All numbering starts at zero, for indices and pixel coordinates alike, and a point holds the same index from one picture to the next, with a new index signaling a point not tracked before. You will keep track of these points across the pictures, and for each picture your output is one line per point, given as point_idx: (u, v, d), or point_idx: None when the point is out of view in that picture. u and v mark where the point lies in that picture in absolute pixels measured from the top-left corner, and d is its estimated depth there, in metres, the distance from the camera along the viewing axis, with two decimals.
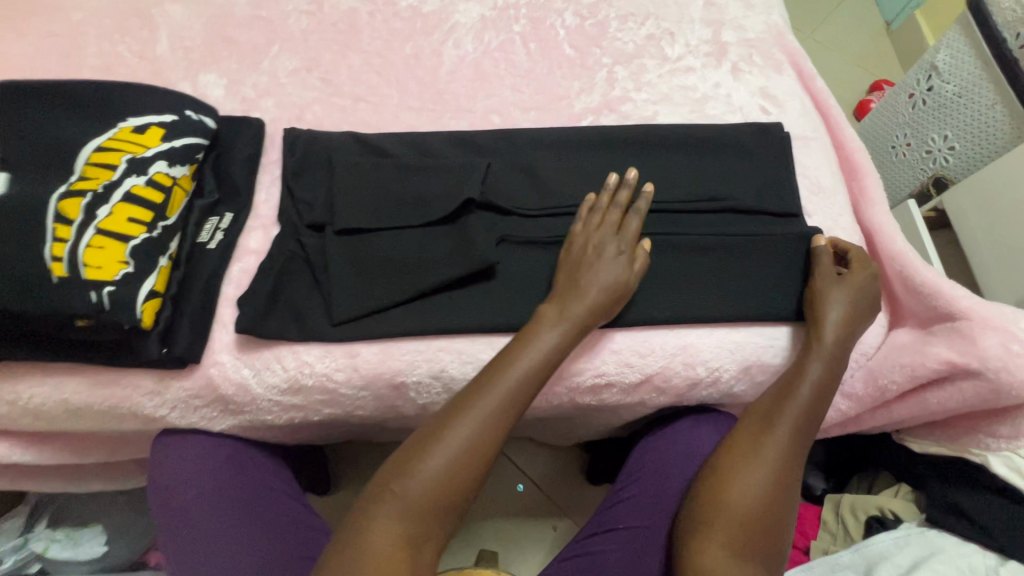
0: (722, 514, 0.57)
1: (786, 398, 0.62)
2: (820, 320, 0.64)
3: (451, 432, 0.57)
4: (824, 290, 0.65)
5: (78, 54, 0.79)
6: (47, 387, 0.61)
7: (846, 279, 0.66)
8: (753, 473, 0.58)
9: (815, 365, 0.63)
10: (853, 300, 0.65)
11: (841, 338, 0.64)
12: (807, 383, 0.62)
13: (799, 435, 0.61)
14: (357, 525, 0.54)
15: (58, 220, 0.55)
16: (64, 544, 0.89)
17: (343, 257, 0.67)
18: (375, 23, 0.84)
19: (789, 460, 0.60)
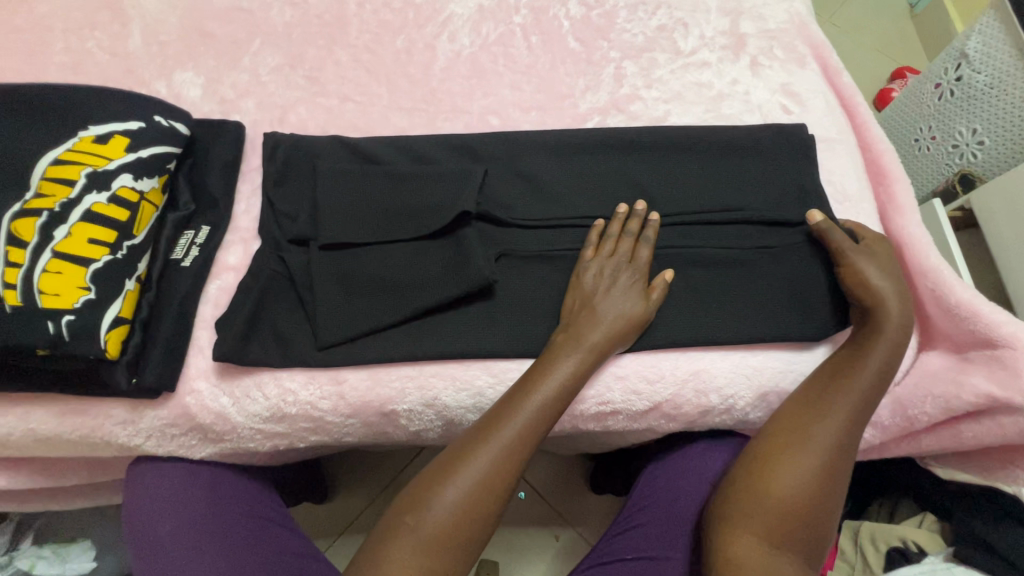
0: (761, 506, 0.54)
1: (840, 381, 0.58)
2: (880, 299, 0.60)
3: (499, 431, 0.55)
4: (864, 271, 0.61)
5: (45, 51, 0.74)
6: (11, 417, 0.57)
7: (872, 252, 0.63)
8: (800, 462, 0.55)
9: (880, 346, 0.59)
10: (892, 270, 0.62)
11: (903, 313, 0.61)
12: (868, 365, 0.59)
13: (856, 419, 0.57)
14: (369, 561, 0.51)
15: (10, 243, 0.51)
16: (51, 561, 0.83)
17: (329, 275, 0.62)
18: (363, 15, 0.78)
19: (843, 448, 0.56)
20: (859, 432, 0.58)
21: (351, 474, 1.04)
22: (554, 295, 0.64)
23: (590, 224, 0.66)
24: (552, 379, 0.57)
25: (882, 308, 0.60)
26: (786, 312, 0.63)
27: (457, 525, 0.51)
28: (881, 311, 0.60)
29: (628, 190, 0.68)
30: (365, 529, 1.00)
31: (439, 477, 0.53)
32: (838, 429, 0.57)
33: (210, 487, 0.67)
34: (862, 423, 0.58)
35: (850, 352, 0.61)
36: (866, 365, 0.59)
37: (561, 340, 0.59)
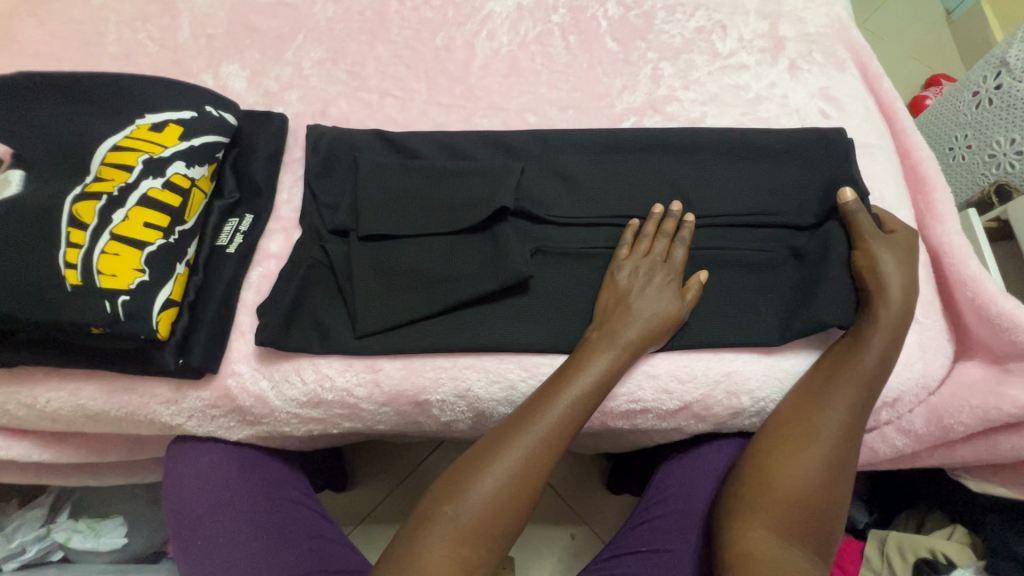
0: (769, 498, 0.55)
1: (845, 377, 0.58)
2: (884, 287, 0.60)
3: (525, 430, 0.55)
4: (875, 256, 0.62)
5: (100, 41, 0.76)
6: (62, 392, 0.60)
7: (892, 239, 0.63)
8: (803, 455, 0.56)
9: (880, 333, 0.59)
10: (905, 259, 0.62)
11: (905, 302, 0.61)
12: (867, 357, 0.58)
13: (859, 412, 0.58)
14: (404, 551, 0.52)
15: (72, 224, 0.53)
16: (86, 535, 0.88)
17: (368, 266, 0.63)
18: (404, 11, 0.79)
19: (848, 440, 0.57)
20: (862, 422, 0.58)
21: (372, 463, 1.06)
22: (588, 294, 0.65)
23: (624, 224, 0.67)
24: (585, 377, 0.57)
25: (885, 298, 0.60)
26: (834, 313, 0.61)
27: (489, 515, 0.52)
28: (885, 300, 0.60)
29: (664, 191, 0.68)
30: (384, 518, 1.02)
31: (468, 473, 0.54)
32: (842, 422, 0.57)
33: (244, 470, 0.69)
34: (865, 414, 0.58)
35: (849, 343, 0.60)
36: (867, 357, 0.58)
37: (598, 334, 0.60)
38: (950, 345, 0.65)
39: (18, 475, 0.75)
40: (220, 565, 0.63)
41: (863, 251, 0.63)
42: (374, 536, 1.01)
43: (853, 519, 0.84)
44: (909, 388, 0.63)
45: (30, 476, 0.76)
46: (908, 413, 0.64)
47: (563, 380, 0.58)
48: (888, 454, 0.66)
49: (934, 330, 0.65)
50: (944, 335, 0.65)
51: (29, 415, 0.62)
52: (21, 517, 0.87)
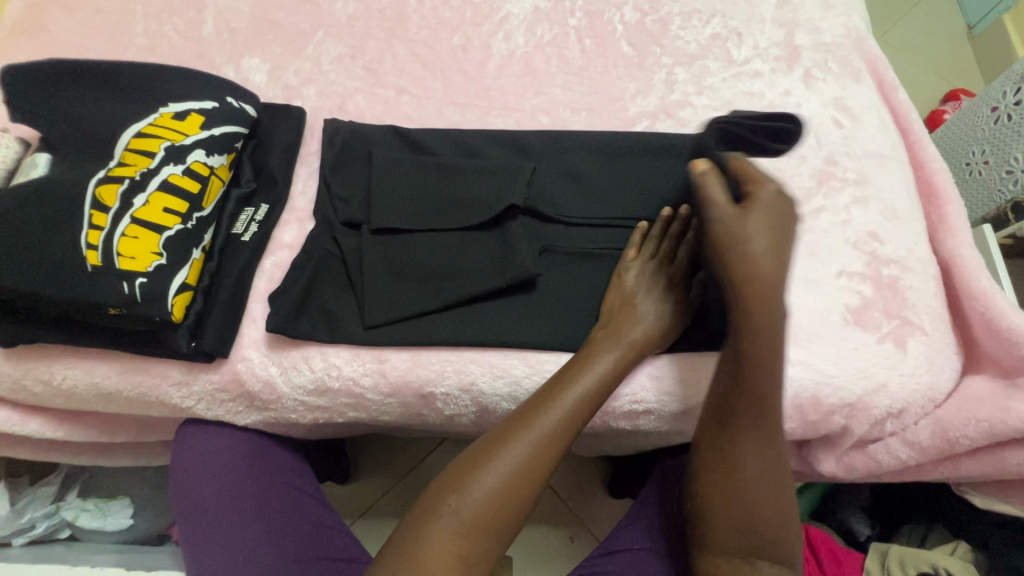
0: (724, 521, 0.54)
1: (744, 410, 0.54)
2: (750, 270, 0.54)
3: (520, 439, 0.55)
4: (732, 234, 0.56)
5: (127, 32, 0.79)
6: (78, 369, 0.61)
7: (750, 210, 0.57)
8: (734, 485, 0.54)
9: (750, 334, 0.53)
10: (769, 231, 0.56)
11: (763, 291, 0.54)
12: (755, 383, 0.53)
13: (768, 425, 0.54)
14: (407, 540, 0.52)
15: (95, 207, 0.55)
16: (93, 514, 0.90)
17: (379, 259, 0.64)
18: (423, 11, 0.81)
19: (772, 460, 0.54)
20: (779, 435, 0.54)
21: (373, 457, 1.07)
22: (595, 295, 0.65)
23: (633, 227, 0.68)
24: (583, 382, 0.58)
25: (749, 286, 0.54)
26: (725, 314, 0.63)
27: (490, 513, 0.53)
28: (744, 296, 0.54)
29: (674, 194, 0.68)
30: (383, 512, 1.03)
31: (472, 470, 0.54)
32: (759, 448, 0.54)
33: (250, 455, 0.70)
34: (778, 427, 0.54)
35: (730, 362, 0.55)
36: (755, 383, 0.53)
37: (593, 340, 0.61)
38: (959, 359, 0.65)
39: (30, 453, 0.77)
40: (225, 547, 0.64)
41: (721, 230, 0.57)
42: (373, 529, 1.02)
43: (854, 531, 0.81)
44: (916, 401, 0.62)
45: (42, 453, 0.77)
46: (913, 424, 0.63)
47: (556, 387, 0.58)
48: (890, 465, 0.66)
49: (943, 343, 0.64)
50: (953, 348, 0.65)
51: (45, 392, 0.63)
52: (32, 495, 0.88)
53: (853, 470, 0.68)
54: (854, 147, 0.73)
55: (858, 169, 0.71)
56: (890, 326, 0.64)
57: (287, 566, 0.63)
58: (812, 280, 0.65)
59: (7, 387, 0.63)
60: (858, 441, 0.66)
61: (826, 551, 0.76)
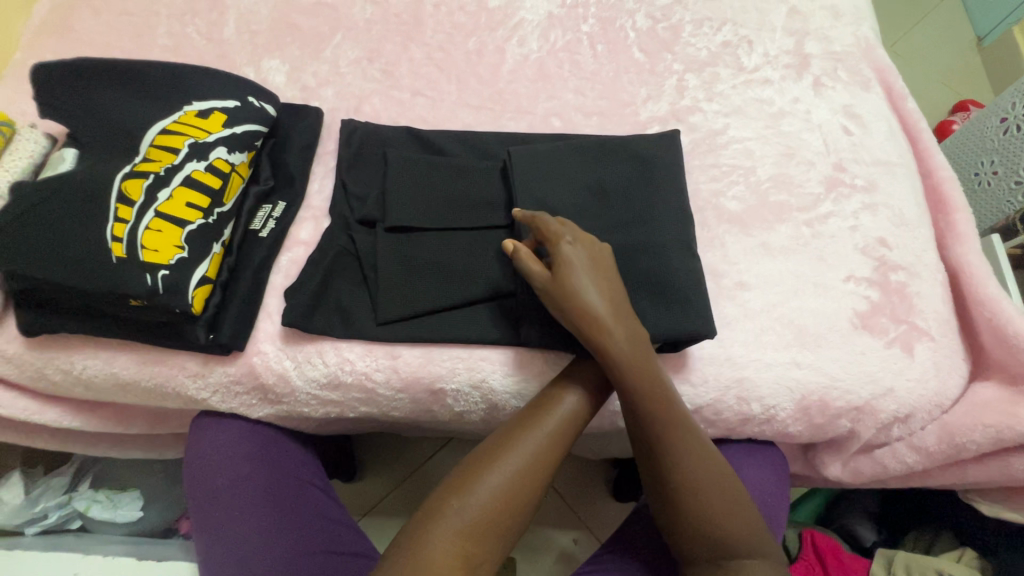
0: (694, 532, 0.53)
1: (662, 432, 0.54)
2: (592, 321, 0.56)
3: (518, 444, 0.56)
4: (561, 297, 0.57)
5: (151, 33, 0.81)
6: (98, 360, 0.63)
7: (561, 271, 0.57)
8: (680, 498, 0.54)
9: (628, 370, 0.55)
10: (593, 277, 0.57)
11: (620, 335, 0.56)
12: (653, 407, 0.55)
13: (693, 435, 0.55)
14: (413, 541, 0.51)
15: (120, 200, 0.56)
16: (103, 506, 0.91)
17: (393, 256, 0.65)
18: (439, 16, 0.82)
19: (709, 462, 0.55)
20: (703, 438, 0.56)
21: (379, 456, 1.08)
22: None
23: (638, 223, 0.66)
24: (569, 395, 0.59)
25: (600, 341, 0.56)
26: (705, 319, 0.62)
27: (494, 513, 0.53)
28: (602, 348, 0.56)
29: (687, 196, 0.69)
30: (388, 510, 1.04)
31: (478, 471, 0.55)
32: (692, 460, 0.54)
33: (263, 448, 0.71)
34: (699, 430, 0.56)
35: (626, 400, 0.56)
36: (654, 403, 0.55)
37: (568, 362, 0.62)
38: (967, 365, 0.65)
39: (46, 442, 0.78)
40: (235, 538, 0.65)
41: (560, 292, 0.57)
42: (378, 527, 1.03)
43: (859, 536, 0.81)
44: (923, 406, 0.63)
45: (57, 443, 0.79)
46: (920, 429, 0.64)
47: (546, 396, 0.59)
48: (896, 470, 0.66)
49: (950, 349, 0.64)
50: (961, 354, 0.65)
51: (64, 381, 0.65)
52: (46, 484, 0.90)
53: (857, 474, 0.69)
54: (863, 154, 0.73)
55: (866, 176, 0.72)
56: (897, 331, 0.64)
57: (297, 559, 0.64)
58: (820, 285, 0.66)
59: (29, 375, 0.65)
60: (864, 445, 0.66)
61: (829, 553, 0.76)
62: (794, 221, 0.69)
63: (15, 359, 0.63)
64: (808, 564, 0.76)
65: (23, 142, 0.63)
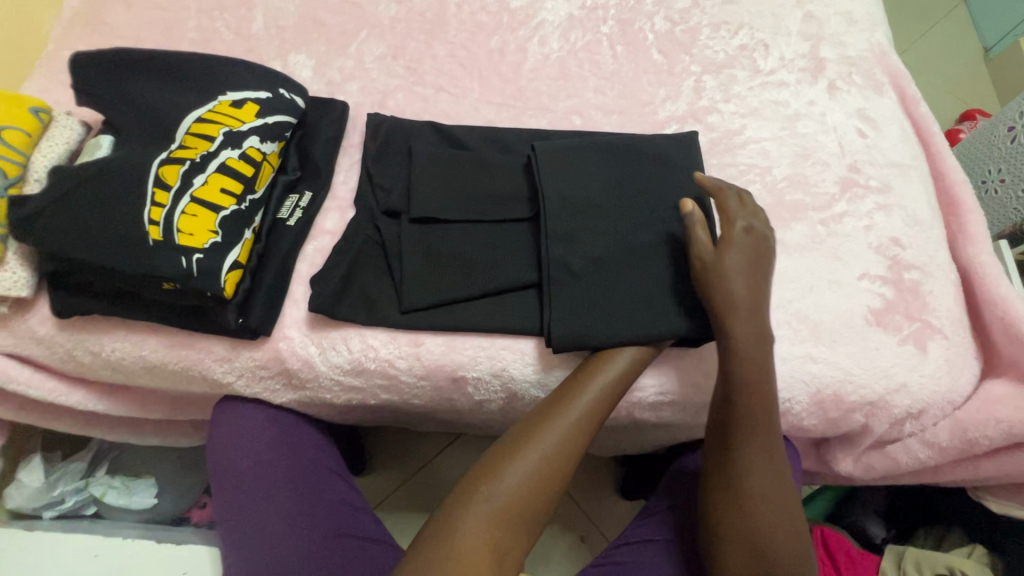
0: (739, 536, 0.58)
1: (748, 433, 0.58)
2: (729, 300, 0.58)
3: (546, 432, 0.57)
4: (710, 269, 0.60)
5: (180, 27, 0.83)
6: (127, 342, 0.64)
7: (724, 246, 0.61)
8: (741, 500, 0.58)
9: (745, 368, 0.57)
10: (748, 267, 0.60)
11: (752, 321, 0.58)
12: (749, 407, 0.58)
13: (772, 447, 0.59)
14: (443, 527, 0.53)
15: (158, 185, 0.58)
16: (120, 492, 0.91)
17: (417, 247, 0.67)
18: (462, 15, 0.84)
19: (777, 474, 0.58)
20: (779, 450, 0.59)
21: (390, 449, 1.09)
22: (611, 280, 0.64)
23: (658, 223, 0.67)
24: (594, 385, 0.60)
25: (731, 316, 0.58)
26: None
27: (520, 502, 0.54)
28: (727, 325, 0.58)
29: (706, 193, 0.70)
30: (399, 504, 1.05)
31: (503, 460, 0.56)
32: (762, 466, 0.58)
33: (286, 433, 0.73)
34: (778, 444, 0.59)
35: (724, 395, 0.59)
36: (752, 403, 0.57)
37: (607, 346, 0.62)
38: (978, 362, 0.66)
39: (68, 426, 0.79)
40: (260, 521, 0.66)
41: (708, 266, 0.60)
42: (388, 520, 1.04)
43: (870, 533, 0.82)
44: (935, 402, 0.64)
45: (78, 427, 0.80)
46: (932, 425, 0.65)
47: (574, 386, 0.60)
48: (908, 465, 0.68)
49: (962, 346, 0.66)
50: (973, 352, 0.66)
51: (93, 363, 0.66)
52: (63, 469, 0.91)
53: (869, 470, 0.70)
54: (877, 156, 0.75)
55: (881, 177, 0.73)
56: (911, 328, 0.65)
57: (321, 539, 0.65)
58: (835, 282, 0.67)
59: (59, 357, 0.66)
60: (877, 440, 0.68)
61: (840, 551, 0.77)
62: (810, 220, 0.71)
63: (47, 341, 0.65)
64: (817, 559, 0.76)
65: (60, 128, 0.65)
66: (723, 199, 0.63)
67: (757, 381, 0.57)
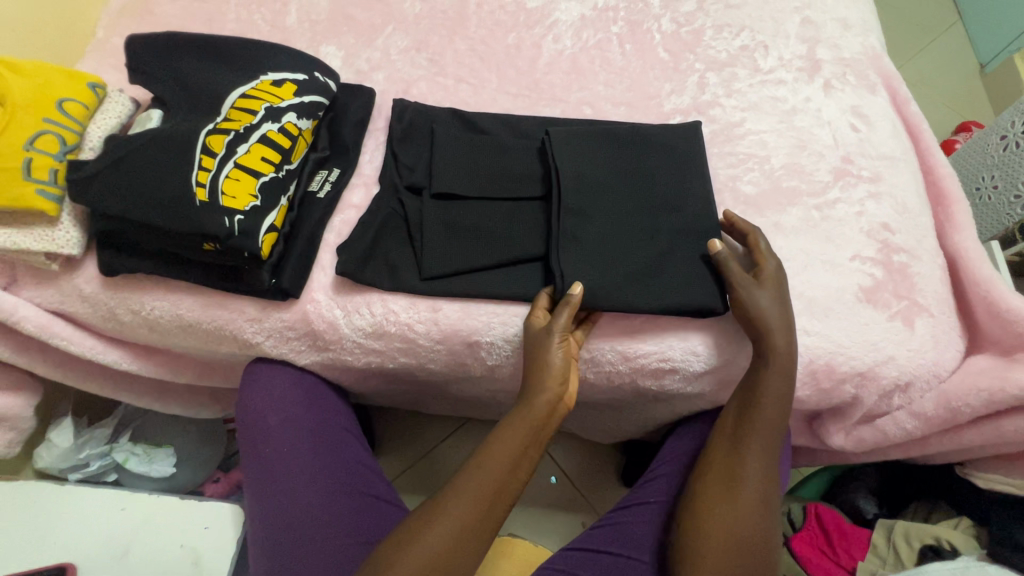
0: (723, 534, 0.61)
1: (758, 430, 0.63)
2: (764, 321, 0.63)
3: (439, 525, 0.56)
4: (751, 294, 0.64)
5: (220, 18, 0.89)
6: (165, 301, 0.69)
7: (763, 275, 0.65)
8: (735, 496, 0.62)
9: (773, 374, 0.62)
10: (781, 297, 0.64)
11: (787, 340, 0.63)
12: (765, 412, 0.62)
13: (772, 450, 0.63)
14: None
15: (205, 152, 0.63)
16: (140, 459, 0.94)
17: (437, 220, 0.71)
18: (481, 13, 0.90)
19: (768, 477, 0.63)
20: (776, 458, 0.64)
21: (398, 432, 1.13)
22: (617, 251, 0.69)
23: (661, 203, 0.71)
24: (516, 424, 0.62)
25: (770, 330, 0.63)
26: (713, 292, 0.68)
27: (457, 546, 0.56)
28: (769, 336, 0.63)
29: (707, 176, 0.74)
30: (407, 485, 1.08)
31: (397, 551, 0.56)
32: (762, 468, 0.62)
33: (309, 393, 0.77)
34: (777, 451, 0.64)
35: (745, 397, 0.64)
36: (768, 410, 0.62)
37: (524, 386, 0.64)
38: (963, 340, 0.71)
39: (99, 387, 0.84)
40: (283, 474, 0.71)
41: (754, 296, 0.64)
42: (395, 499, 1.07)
43: (860, 509, 0.86)
44: (922, 374, 0.68)
45: (109, 389, 0.84)
46: (919, 397, 0.69)
47: (500, 429, 0.62)
48: (897, 437, 0.71)
49: (948, 325, 0.70)
50: (959, 331, 0.70)
51: (132, 322, 0.71)
52: (89, 435, 0.93)
53: (861, 443, 0.74)
54: (869, 149, 0.80)
55: (872, 168, 0.78)
56: (899, 306, 0.70)
57: (339, 495, 0.70)
58: (829, 262, 0.72)
59: (100, 314, 0.71)
60: (866, 414, 0.72)
61: (832, 524, 0.82)
62: (805, 205, 0.75)
63: (91, 298, 0.70)
64: (810, 534, 0.82)
65: (113, 103, 0.71)
66: (753, 238, 0.68)
67: (783, 387, 0.62)
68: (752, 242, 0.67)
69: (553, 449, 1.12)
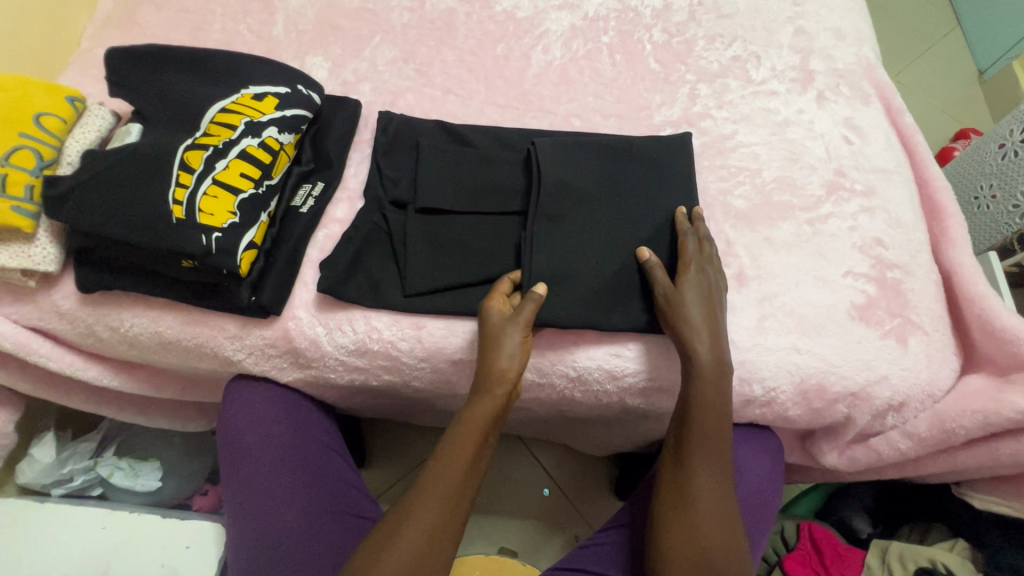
0: (689, 552, 0.59)
1: (700, 443, 0.60)
2: (686, 325, 0.61)
3: (395, 547, 0.54)
4: (670, 301, 0.63)
5: (206, 29, 0.88)
6: (144, 318, 0.68)
7: (683, 282, 0.64)
8: (693, 516, 0.59)
9: (704, 380, 0.60)
10: (705, 298, 0.63)
11: (714, 349, 0.61)
12: (702, 423, 0.60)
13: (721, 461, 0.61)
14: None
15: (182, 168, 0.63)
16: (126, 473, 0.92)
17: (421, 235, 0.70)
18: (471, 23, 0.89)
19: (722, 488, 0.60)
20: (727, 468, 0.61)
21: (388, 445, 1.11)
22: (600, 266, 0.68)
23: (649, 218, 0.70)
24: (468, 430, 0.60)
25: (692, 341, 0.61)
26: None
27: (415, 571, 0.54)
28: (691, 347, 0.61)
29: (694, 190, 0.72)
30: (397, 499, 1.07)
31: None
32: (711, 483, 0.60)
33: (291, 410, 0.76)
34: (726, 460, 0.61)
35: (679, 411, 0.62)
36: (706, 421, 0.60)
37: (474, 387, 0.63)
38: (958, 358, 0.69)
39: (81, 403, 0.83)
40: (263, 493, 0.69)
41: (674, 301, 0.63)
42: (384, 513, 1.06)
43: (855, 528, 0.85)
44: (915, 395, 0.66)
45: (91, 404, 0.83)
46: (913, 417, 0.68)
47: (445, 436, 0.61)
48: (891, 457, 0.70)
49: (943, 343, 0.68)
50: (954, 348, 0.69)
51: (111, 338, 0.70)
52: (73, 448, 0.92)
53: (854, 462, 0.72)
54: (862, 162, 0.78)
55: (865, 181, 0.77)
56: (892, 324, 0.68)
57: (315, 514, 0.68)
58: (821, 278, 0.70)
59: (79, 331, 0.70)
60: (859, 433, 0.70)
61: (827, 544, 0.80)
62: (797, 219, 0.74)
63: (69, 315, 0.69)
64: (804, 554, 0.79)
65: (92, 117, 0.70)
66: (683, 243, 0.67)
67: (716, 395, 0.60)
68: (679, 247, 0.67)
69: (545, 461, 1.10)
